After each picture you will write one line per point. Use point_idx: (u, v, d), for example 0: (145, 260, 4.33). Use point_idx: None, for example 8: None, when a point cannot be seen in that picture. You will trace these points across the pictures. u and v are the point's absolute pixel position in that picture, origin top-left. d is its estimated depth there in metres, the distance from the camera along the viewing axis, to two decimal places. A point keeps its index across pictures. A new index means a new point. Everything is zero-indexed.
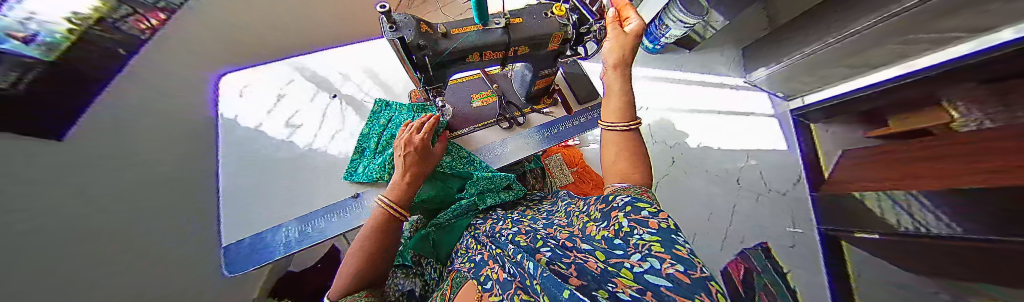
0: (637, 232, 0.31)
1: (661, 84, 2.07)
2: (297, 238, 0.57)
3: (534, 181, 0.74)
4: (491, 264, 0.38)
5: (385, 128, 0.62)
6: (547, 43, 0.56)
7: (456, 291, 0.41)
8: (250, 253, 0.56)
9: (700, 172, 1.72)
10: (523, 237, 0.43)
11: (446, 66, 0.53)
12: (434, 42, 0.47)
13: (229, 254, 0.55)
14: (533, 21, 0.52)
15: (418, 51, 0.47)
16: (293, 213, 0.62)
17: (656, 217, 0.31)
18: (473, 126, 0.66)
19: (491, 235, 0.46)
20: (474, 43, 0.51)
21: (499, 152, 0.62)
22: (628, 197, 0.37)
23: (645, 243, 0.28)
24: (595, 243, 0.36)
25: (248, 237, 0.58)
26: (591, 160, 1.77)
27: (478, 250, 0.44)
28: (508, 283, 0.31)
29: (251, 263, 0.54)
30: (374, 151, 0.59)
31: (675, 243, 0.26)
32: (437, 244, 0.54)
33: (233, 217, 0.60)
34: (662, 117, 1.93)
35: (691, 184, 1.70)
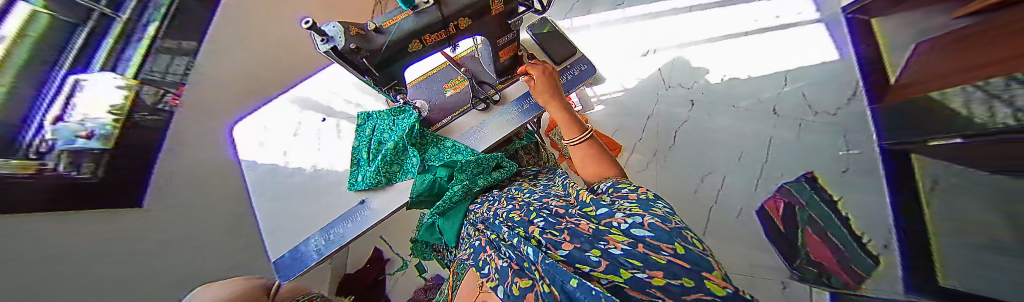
0: (624, 200, 0.35)
1: (666, 18, 1.82)
2: (326, 244, 0.60)
3: (527, 158, 0.72)
4: (489, 249, 0.40)
5: (371, 136, 0.65)
6: (486, 8, 0.51)
7: (463, 280, 0.44)
8: (293, 262, 0.61)
9: (725, 109, 1.55)
10: (516, 213, 0.44)
11: (392, 62, 0.53)
12: (368, 42, 0.48)
13: (279, 264, 0.61)
14: None
15: (355, 55, 0.49)
16: (314, 224, 0.63)
17: (636, 191, 0.36)
18: (451, 115, 0.66)
19: (486, 222, 0.48)
20: (408, 32, 0.49)
21: (481, 136, 0.62)
22: (611, 184, 0.43)
23: (627, 208, 0.32)
24: (584, 208, 0.37)
25: (287, 251, 0.61)
26: (597, 122, 1.70)
27: (478, 236, 0.46)
28: (505, 269, 0.32)
29: (298, 268, 0.60)
30: (368, 159, 0.63)
31: (651, 207, 0.30)
32: (443, 231, 0.58)
33: (271, 231, 0.63)
34: (673, 57, 1.73)
35: (714, 124, 1.55)
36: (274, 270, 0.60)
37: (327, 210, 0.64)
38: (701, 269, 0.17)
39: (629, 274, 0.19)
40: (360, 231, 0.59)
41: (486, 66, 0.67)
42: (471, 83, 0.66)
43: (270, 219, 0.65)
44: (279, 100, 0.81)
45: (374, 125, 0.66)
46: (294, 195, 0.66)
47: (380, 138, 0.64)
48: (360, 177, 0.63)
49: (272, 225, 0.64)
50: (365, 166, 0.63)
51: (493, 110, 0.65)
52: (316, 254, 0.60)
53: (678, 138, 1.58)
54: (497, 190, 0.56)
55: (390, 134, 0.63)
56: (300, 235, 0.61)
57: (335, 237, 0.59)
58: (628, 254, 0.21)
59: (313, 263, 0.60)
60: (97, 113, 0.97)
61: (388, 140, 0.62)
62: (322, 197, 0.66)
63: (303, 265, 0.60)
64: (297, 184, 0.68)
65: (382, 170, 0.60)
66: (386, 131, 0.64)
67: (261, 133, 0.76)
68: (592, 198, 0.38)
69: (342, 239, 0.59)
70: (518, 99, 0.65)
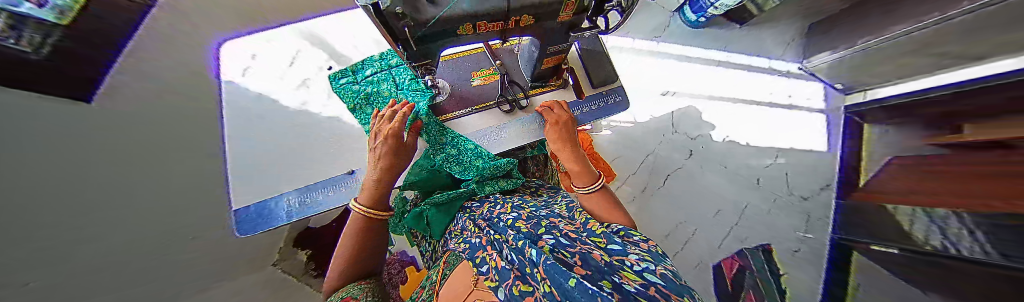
0: (632, 244, 0.32)
1: (694, 65, 1.83)
2: (299, 208, 0.59)
3: (534, 169, 0.73)
4: (489, 248, 0.38)
5: (386, 68, 0.66)
6: (563, 11, 0.32)
7: (453, 272, 0.44)
8: (257, 216, 0.58)
9: (717, 168, 1.60)
10: (522, 223, 0.42)
11: (433, 41, 0.30)
12: (418, 9, 0.25)
13: (241, 217, 0.58)
14: None
15: (396, 21, 0.25)
16: (292, 183, 0.61)
17: (647, 241, 0.33)
18: (471, 108, 0.61)
19: (492, 220, 0.46)
20: (469, 13, 0.27)
21: (496, 138, 0.60)
22: (620, 226, 0.39)
23: (639, 253, 0.28)
24: (596, 241, 0.34)
25: (254, 204, 0.59)
26: (600, 146, 1.70)
27: (477, 231, 0.45)
28: (507, 271, 0.31)
29: (261, 225, 0.57)
30: (362, 100, 0.62)
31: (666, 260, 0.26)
32: (428, 223, 0.58)
33: (243, 179, 0.61)
34: (688, 105, 1.75)
35: (703, 179, 1.60)
36: (233, 221, 0.57)
37: (312, 172, 0.63)
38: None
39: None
40: (339, 205, 0.59)
41: (521, 66, 0.61)
42: (500, 80, 0.62)
43: (247, 164, 0.62)
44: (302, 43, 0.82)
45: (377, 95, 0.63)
46: (272, 142, 0.66)
47: (386, 79, 0.65)
48: (344, 94, 0.62)
49: (248, 170, 0.62)
50: (354, 96, 0.62)
51: (516, 115, 0.62)
52: (284, 215, 0.58)
53: (669, 183, 1.63)
54: (498, 192, 0.56)
55: (395, 84, 0.64)
56: (274, 191, 0.60)
57: (310, 204, 0.58)
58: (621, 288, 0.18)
59: (279, 226, 0.59)
60: None
61: (393, 92, 0.63)
62: (314, 155, 0.66)
63: (268, 224, 0.58)
64: (276, 128, 0.67)
65: (365, 95, 0.62)
66: (397, 76, 0.66)
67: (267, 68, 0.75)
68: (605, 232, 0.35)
69: (317, 208, 0.59)
70: None
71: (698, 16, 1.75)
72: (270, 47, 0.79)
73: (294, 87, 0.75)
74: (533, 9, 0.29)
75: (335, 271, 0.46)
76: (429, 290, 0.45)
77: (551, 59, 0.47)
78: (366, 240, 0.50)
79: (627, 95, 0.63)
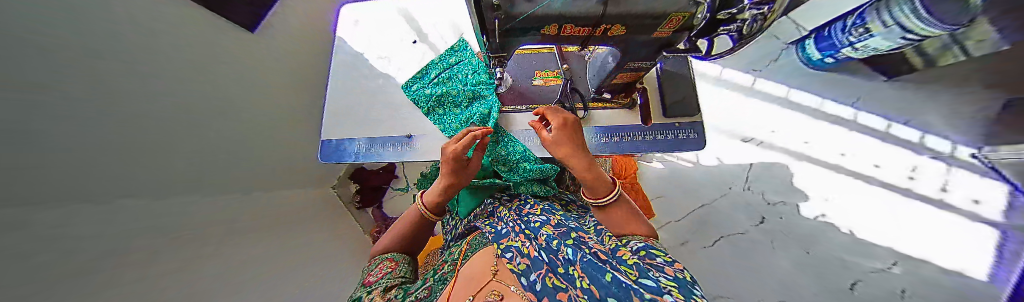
0: (654, 272, 0.28)
1: (800, 116, 1.47)
2: (366, 152, 0.65)
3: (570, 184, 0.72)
4: (520, 237, 0.41)
5: (450, 66, 0.66)
6: (662, 28, 0.29)
7: (475, 253, 0.47)
8: (335, 148, 0.67)
9: (794, 251, 1.28)
10: (551, 228, 0.42)
11: (518, 36, 0.31)
12: (512, 0, 0.24)
13: (324, 147, 0.67)
14: None
15: (488, 12, 0.26)
16: (364, 130, 0.68)
17: (673, 267, 0.29)
18: (526, 105, 0.61)
19: (523, 217, 0.48)
20: (562, 14, 0.26)
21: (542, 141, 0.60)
22: (643, 245, 0.37)
23: (664, 283, 0.24)
24: (623, 265, 0.30)
25: (336, 139, 0.67)
26: (644, 178, 1.52)
27: (507, 220, 0.48)
28: (538, 261, 0.35)
29: (337, 157, 0.66)
30: (431, 81, 0.65)
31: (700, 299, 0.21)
32: (460, 202, 0.63)
33: (331, 117, 0.69)
34: (774, 162, 1.42)
35: (770, 256, 1.30)
36: (319, 148, 0.67)
37: (378, 128, 0.67)
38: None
39: None
40: (398, 159, 0.64)
41: (589, 75, 0.57)
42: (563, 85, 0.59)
43: (335, 108, 0.70)
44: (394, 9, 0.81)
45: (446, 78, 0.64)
46: (359, 106, 0.70)
47: (452, 76, 0.64)
48: (420, 101, 0.65)
49: (334, 113, 0.70)
50: (427, 102, 0.64)
51: None
52: (355, 156, 0.65)
53: (719, 245, 1.36)
54: (529, 195, 0.56)
55: (460, 80, 0.63)
56: (351, 132, 0.67)
57: (377, 152, 0.65)
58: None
59: (348, 162, 0.66)
60: None
61: (460, 88, 0.62)
62: (379, 118, 0.69)
63: (341, 158, 0.66)
64: (362, 98, 0.70)
65: (438, 98, 0.63)
66: (461, 73, 0.64)
67: (362, 31, 0.78)
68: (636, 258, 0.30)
69: (379, 158, 0.64)
70: (600, 128, 0.57)
71: (825, 55, 1.39)
72: (370, 11, 0.82)
73: (378, 53, 0.76)
74: (631, 17, 0.26)
75: (384, 240, 0.55)
76: (450, 266, 0.49)
77: (623, 75, 0.43)
78: (414, 231, 0.56)
79: (703, 134, 0.54)
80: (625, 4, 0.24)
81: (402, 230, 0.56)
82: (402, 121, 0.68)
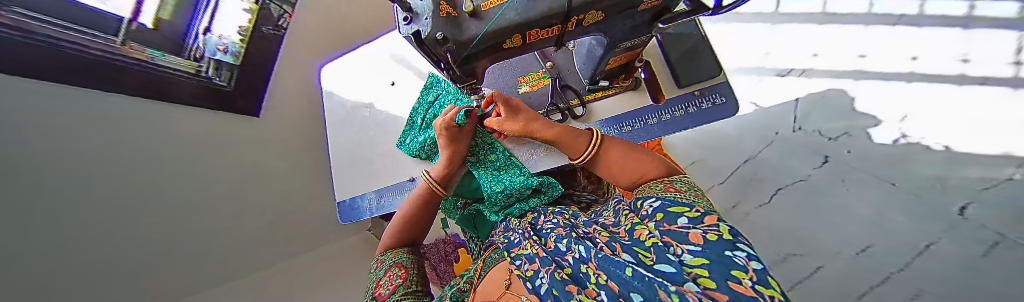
0: (674, 250, 0.25)
1: (847, 27, 1.23)
2: (376, 206, 0.68)
3: (586, 181, 0.63)
4: (529, 243, 0.39)
5: (431, 104, 0.66)
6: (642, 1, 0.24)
7: (491, 267, 0.44)
8: (350, 208, 0.72)
9: (872, 185, 1.10)
10: (561, 229, 0.38)
11: (481, 58, 0.28)
12: (459, 26, 0.24)
13: (342, 209, 0.72)
14: None
15: (437, 47, 0.25)
16: (370, 185, 0.70)
17: (698, 228, 0.25)
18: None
19: (533, 222, 0.45)
20: (516, 24, 0.23)
21: (544, 155, 0.58)
22: (658, 206, 0.32)
23: (687, 264, 0.21)
24: (644, 253, 0.27)
25: (348, 198, 0.71)
26: (670, 146, 1.39)
27: (518, 229, 0.45)
28: (547, 264, 0.32)
29: (355, 215, 0.71)
30: (421, 126, 0.65)
31: (732, 270, 0.18)
32: (479, 226, 0.61)
33: (340, 179, 0.73)
34: (825, 89, 1.21)
35: (844, 198, 1.12)
36: (338, 211, 0.72)
37: (382, 178, 0.70)
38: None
39: None
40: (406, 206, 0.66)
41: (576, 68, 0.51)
42: (550, 85, 0.53)
43: (341, 169, 0.73)
44: (369, 53, 0.79)
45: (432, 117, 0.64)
46: (361, 160, 0.72)
47: (436, 113, 0.63)
48: (415, 148, 0.65)
49: (342, 175, 0.73)
50: (425, 149, 0.63)
51: (569, 124, 0.54)
52: (368, 211, 0.69)
53: (777, 199, 1.21)
54: (542, 206, 0.49)
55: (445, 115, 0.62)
56: (358, 190, 0.70)
57: (385, 203, 0.67)
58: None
59: (365, 218, 0.70)
60: (229, 32, 0.99)
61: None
62: (381, 169, 0.70)
63: (358, 217, 0.70)
64: (362, 153, 0.72)
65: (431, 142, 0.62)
66: (443, 107, 0.63)
67: (344, 85, 0.78)
68: (657, 244, 0.26)
69: (390, 208, 0.67)
70: (602, 121, 0.52)
71: None
72: (347, 61, 0.80)
73: (364, 103, 0.75)
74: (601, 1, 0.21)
75: (393, 235, 0.56)
76: (468, 281, 0.45)
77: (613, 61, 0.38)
78: (420, 215, 0.56)
79: (732, 95, 0.46)
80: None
81: (406, 221, 0.56)
82: (401, 165, 0.68)
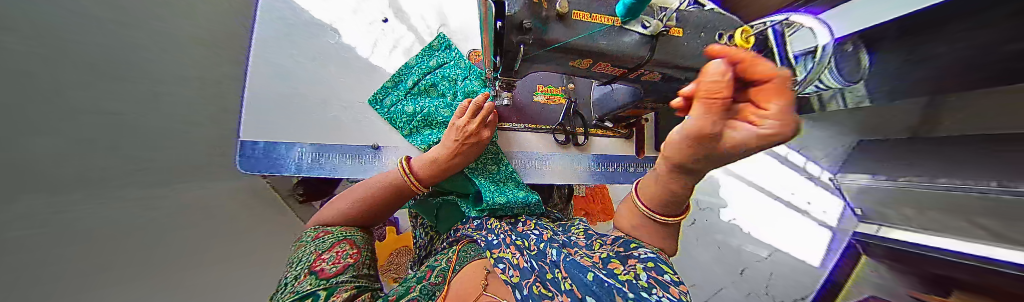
0: (646, 274, 0.25)
1: None
2: (313, 163, 0.55)
3: (558, 199, 0.66)
4: (510, 248, 0.35)
5: (432, 70, 0.57)
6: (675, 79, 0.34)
7: (460, 264, 0.37)
8: (261, 155, 0.53)
9: (710, 245, 1.60)
10: (545, 241, 0.37)
11: (540, 61, 0.29)
12: (546, 23, 0.24)
13: (245, 151, 0.52)
14: (694, 46, 0.29)
15: (515, 36, 0.24)
16: (306, 133, 0.56)
17: (669, 267, 0.26)
18: (525, 124, 0.54)
19: (514, 227, 0.42)
20: (594, 50, 0.26)
21: (534, 168, 0.55)
22: (651, 251, 0.31)
23: (651, 286, 0.23)
24: (615, 272, 0.27)
25: (264, 141, 0.53)
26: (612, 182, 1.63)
27: (499, 231, 0.40)
28: (527, 272, 0.30)
29: (265, 167, 0.53)
30: (413, 89, 0.56)
31: (686, 296, 0.21)
32: (440, 217, 0.53)
33: (258, 110, 0.54)
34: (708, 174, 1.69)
35: (694, 251, 1.60)
36: (238, 154, 0.52)
37: (326, 132, 0.57)
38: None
39: None
40: (355, 177, 0.57)
41: (593, 101, 0.54)
42: (566, 105, 0.54)
43: (264, 97, 0.55)
44: None
45: (429, 85, 0.55)
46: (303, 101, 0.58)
47: (436, 83, 0.55)
48: (402, 117, 0.56)
49: (261, 103, 0.55)
50: (410, 121, 0.56)
51: (568, 149, 0.57)
52: (293, 167, 0.54)
53: None
54: (532, 216, 0.47)
55: (447, 89, 0.55)
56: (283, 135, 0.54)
57: (323, 167, 0.55)
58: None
59: (286, 175, 0.54)
60: None
61: (447, 100, 0.54)
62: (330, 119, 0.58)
63: (275, 170, 0.53)
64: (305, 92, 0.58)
65: (424, 117, 0.54)
66: (447, 79, 0.55)
67: None
68: (632, 265, 0.27)
69: (334, 173, 0.56)
70: (596, 156, 0.57)
71: None
72: None
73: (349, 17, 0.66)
74: (664, 67, 0.31)
75: (347, 204, 0.43)
76: (438, 273, 0.37)
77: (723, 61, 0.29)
78: (387, 198, 0.44)
79: None
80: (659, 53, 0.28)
81: (368, 199, 0.43)
82: (358, 125, 0.59)
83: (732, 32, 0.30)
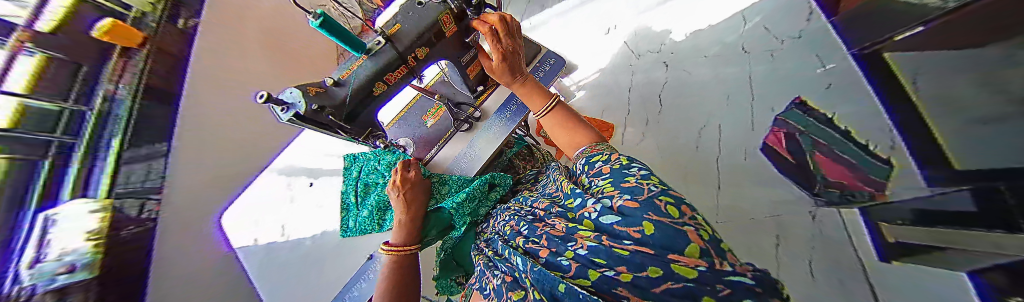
0: (595, 181, 0.34)
1: None
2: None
3: (523, 163, 0.68)
4: (487, 267, 0.36)
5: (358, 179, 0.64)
6: (436, 36, 0.55)
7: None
8: None
9: None
10: (511, 224, 0.41)
11: (357, 113, 0.57)
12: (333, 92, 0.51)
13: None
14: (410, 19, 0.52)
15: (316, 114, 0.50)
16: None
17: (606, 164, 0.34)
18: (435, 145, 0.68)
19: (490, 236, 0.45)
20: (365, 78, 0.53)
21: (468, 159, 0.63)
22: (588, 160, 0.38)
23: (601, 190, 0.31)
24: (566, 204, 0.35)
25: None
26: None
27: (482, 253, 0.42)
28: (499, 277, 0.31)
29: None
30: (353, 204, 0.64)
31: (623, 180, 0.28)
32: (461, 263, 0.58)
33: None
34: None
35: None
36: None
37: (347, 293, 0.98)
38: (674, 251, 0.17)
39: (598, 273, 0.20)
40: None
41: (457, 87, 0.71)
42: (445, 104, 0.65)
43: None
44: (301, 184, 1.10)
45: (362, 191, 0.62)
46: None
47: (368, 181, 0.62)
48: (366, 226, 0.62)
49: None
50: (375, 221, 0.61)
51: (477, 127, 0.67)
52: None
53: None
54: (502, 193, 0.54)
55: (374, 176, 0.62)
56: None
57: None
58: (594, 252, 0.22)
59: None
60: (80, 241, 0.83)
61: (382, 183, 0.61)
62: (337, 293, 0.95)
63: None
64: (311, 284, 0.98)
65: (379, 210, 0.60)
66: (371, 173, 0.62)
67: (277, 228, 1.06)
68: (570, 188, 0.36)
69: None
70: (497, 110, 0.68)
71: None
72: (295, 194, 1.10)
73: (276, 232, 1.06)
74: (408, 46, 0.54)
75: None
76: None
77: (488, 30, 0.48)
78: None
79: None
80: (402, 44, 0.53)
81: None
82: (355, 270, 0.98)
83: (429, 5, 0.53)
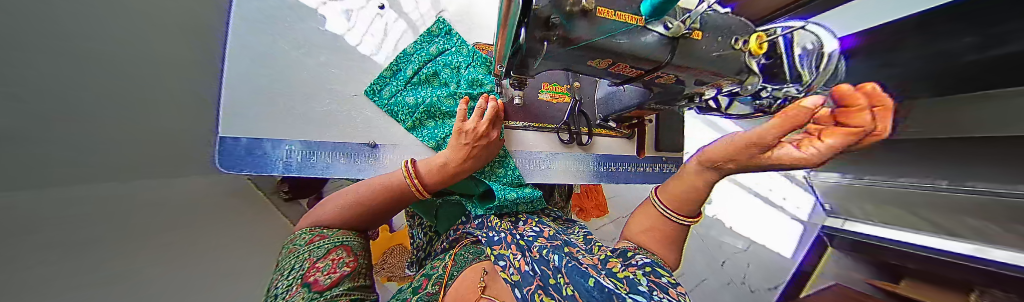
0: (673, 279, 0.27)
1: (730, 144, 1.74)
2: (303, 162, 0.55)
3: (558, 199, 0.74)
4: (513, 249, 0.36)
5: (432, 58, 0.61)
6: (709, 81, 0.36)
7: (464, 267, 0.40)
8: (246, 154, 0.51)
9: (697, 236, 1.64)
10: (545, 240, 0.39)
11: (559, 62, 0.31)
12: (572, 19, 0.22)
13: (224, 148, 0.50)
14: (717, 45, 0.29)
15: (538, 31, 0.23)
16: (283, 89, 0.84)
17: None
18: (529, 122, 0.63)
19: (515, 226, 0.45)
20: (617, 49, 0.27)
21: (542, 168, 0.64)
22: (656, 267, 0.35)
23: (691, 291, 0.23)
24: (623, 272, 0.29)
25: (247, 138, 0.52)
26: None
27: (499, 229, 0.43)
28: (528, 276, 0.30)
29: (249, 166, 0.51)
30: (411, 78, 0.60)
31: None
32: (441, 217, 0.59)
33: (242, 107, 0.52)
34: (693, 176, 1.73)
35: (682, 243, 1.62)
36: (215, 152, 0.50)
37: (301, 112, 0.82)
38: None
39: None
40: (349, 175, 0.58)
41: (597, 102, 0.65)
42: (574, 106, 0.63)
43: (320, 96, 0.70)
44: None
45: (433, 85, 0.59)
46: (266, 66, 0.55)
47: (438, 72, 0.58)
48: (403, 111, 0.59)
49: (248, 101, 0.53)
50: (412, 113, 0.59)
51: (574, 149, 0.68)
52: (281, 162, 0.53)
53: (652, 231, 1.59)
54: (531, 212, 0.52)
55: (451, 76, 0.58)
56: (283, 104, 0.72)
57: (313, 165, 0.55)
58: None
59: (273, 175, 0.53)
60: None
61: (454, 97, 0.56)
62: None
63: (261, 170, 0.52)
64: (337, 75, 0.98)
65: (426, 110, 0.57)
66: (450, 67, 0.58)
67: None
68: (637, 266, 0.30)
69: (323, 171, 0.55)
70: (596, 154, 0.70)
71: None
72: None
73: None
74: (681, 70, 0.32)
75: (333, 210, 0.41)
76: (435, 281, 0.40)
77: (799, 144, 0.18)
78: (386, 201, 0.42)
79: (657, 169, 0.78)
80: (683, 56, 0.29)
81: (374, 201, 0.42)
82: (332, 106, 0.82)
83: (750, 37, 0.30)
